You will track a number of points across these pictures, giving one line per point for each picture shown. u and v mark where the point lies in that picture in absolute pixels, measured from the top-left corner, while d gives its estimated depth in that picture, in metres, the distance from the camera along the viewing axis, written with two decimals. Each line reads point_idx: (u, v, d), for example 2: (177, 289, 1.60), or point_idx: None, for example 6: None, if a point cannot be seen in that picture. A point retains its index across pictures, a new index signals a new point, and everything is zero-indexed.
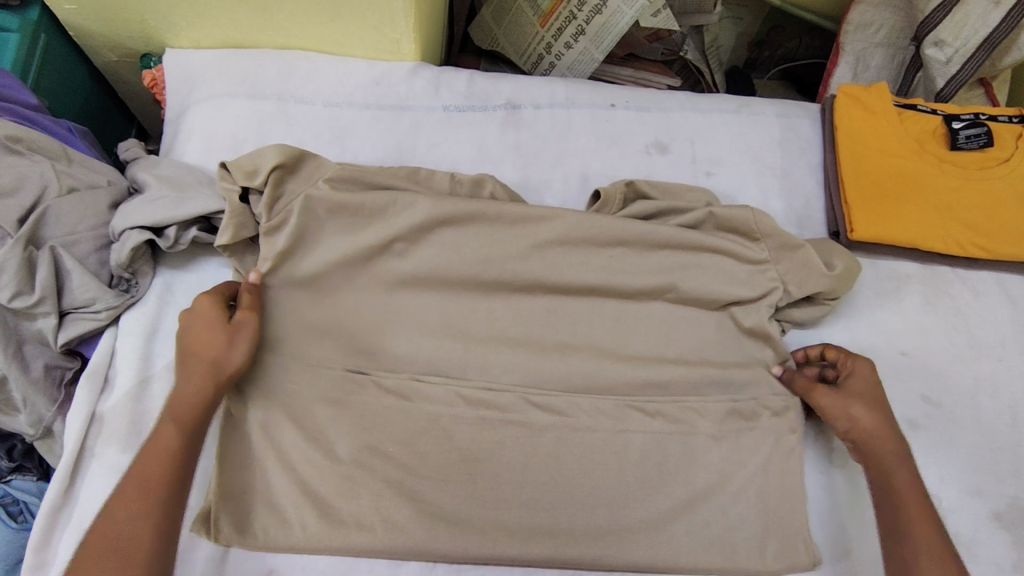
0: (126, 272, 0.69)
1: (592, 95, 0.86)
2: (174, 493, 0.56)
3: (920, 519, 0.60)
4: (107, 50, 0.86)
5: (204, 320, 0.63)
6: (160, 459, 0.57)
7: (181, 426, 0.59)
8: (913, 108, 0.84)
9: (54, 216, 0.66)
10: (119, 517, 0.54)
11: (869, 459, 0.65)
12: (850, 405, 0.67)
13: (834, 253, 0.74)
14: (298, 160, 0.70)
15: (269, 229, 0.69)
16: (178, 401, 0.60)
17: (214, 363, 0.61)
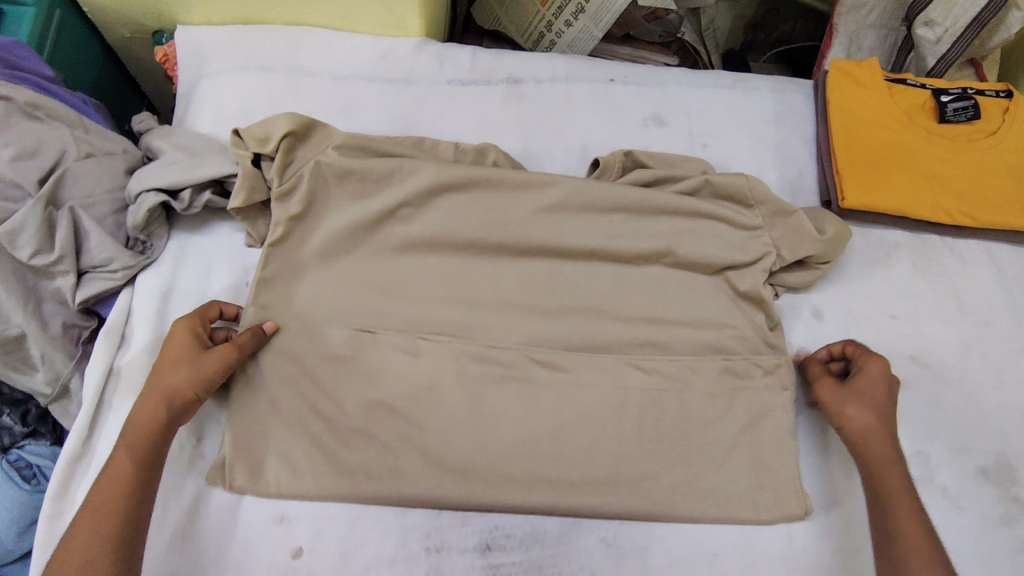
0: (142, 234, 0.71)
1: (593, 70, 0.88)
2: (127, 519, 0.55)
3: (910, 518, 0.60)
4: (121, 27, 0.89)
5: (172, 343, 0.63)
6: (108, 489, 0.56)
7: (133, 451, 0.58)
8: (903, 83, 0.87)
9: (72, 178, 0.69)
10: (69, 549, 0.53)
11: (860, 458, 0.66)
12: (847, 402, 0.68)
13: (826, 219, 0.77)
14: (308, 129, 0.73)
15: (280, 193, 0.71)
16: (132, 427, 0.59)
17: (170, 389, 0.61)
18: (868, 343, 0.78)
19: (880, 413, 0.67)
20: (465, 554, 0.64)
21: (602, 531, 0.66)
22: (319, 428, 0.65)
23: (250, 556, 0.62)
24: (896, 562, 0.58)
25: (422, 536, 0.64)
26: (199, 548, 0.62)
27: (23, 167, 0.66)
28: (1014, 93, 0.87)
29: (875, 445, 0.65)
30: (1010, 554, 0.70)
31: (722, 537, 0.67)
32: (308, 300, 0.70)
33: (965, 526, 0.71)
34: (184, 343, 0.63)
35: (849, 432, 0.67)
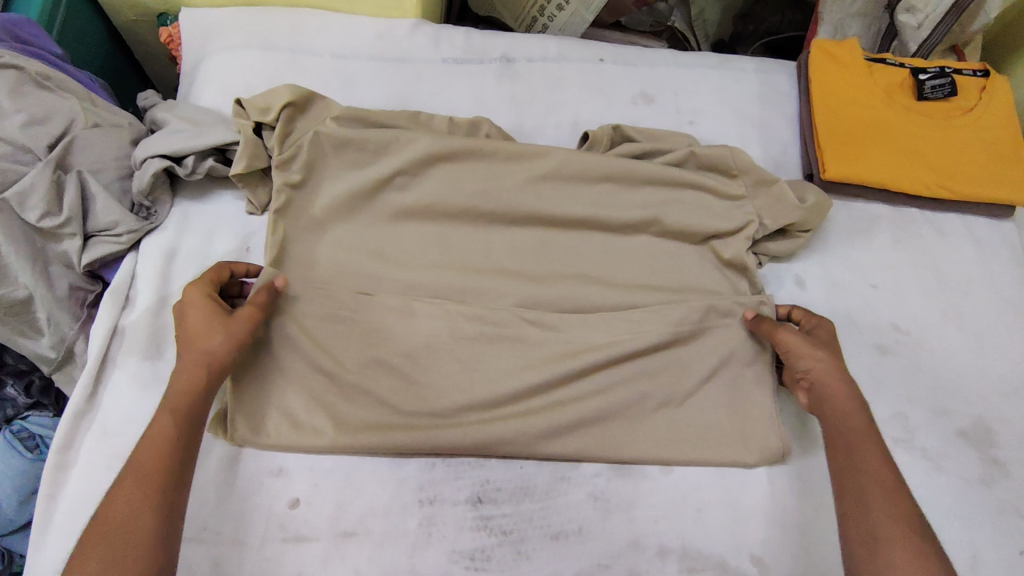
0: (146, 200, 0.74)
1: (583, 51, 0.92)
2: (172, 478, 0.54)
3: (872, 454, 0.60)
4: (128, 9, 0.92)
5: (199, 309, 0.62)
6: (153, 447, 0.55)
7: (174, 410, 0.57)
8: (882, 62, 0.90)
9: (80, 145, 0.72)
10: (117, 504, 0.52)
11: (821, 399, 0.65)
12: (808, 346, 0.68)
13: (807, 189, 0.80)
14: (308, 100, 0.76)
15: (280, 161, 0.73)
16: (171, 389, 0.59)
17: (205, 353, 0.60)
18: (850, 310, 0.80)
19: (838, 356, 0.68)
20: (457, 506, 0.66)
21: (590, 485, 0.68)
22: (318, 382, 0.68)
23: (247, 506, 0.64)
24: (863, 496, 0.57)
25: (415, 489, 0.66)
26: (198, 499, 0.63)
27: (34, 132, 0.69)
28: (990, 73, 0.90)
29: (837, 385, 0.65)
30: (990, 513, 0.72)
31: (708, 492, 0.69)
32: (307, 263, 0.72)
33: (946, 486, 0.72)
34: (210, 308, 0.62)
35: (811, 375, 0.67)
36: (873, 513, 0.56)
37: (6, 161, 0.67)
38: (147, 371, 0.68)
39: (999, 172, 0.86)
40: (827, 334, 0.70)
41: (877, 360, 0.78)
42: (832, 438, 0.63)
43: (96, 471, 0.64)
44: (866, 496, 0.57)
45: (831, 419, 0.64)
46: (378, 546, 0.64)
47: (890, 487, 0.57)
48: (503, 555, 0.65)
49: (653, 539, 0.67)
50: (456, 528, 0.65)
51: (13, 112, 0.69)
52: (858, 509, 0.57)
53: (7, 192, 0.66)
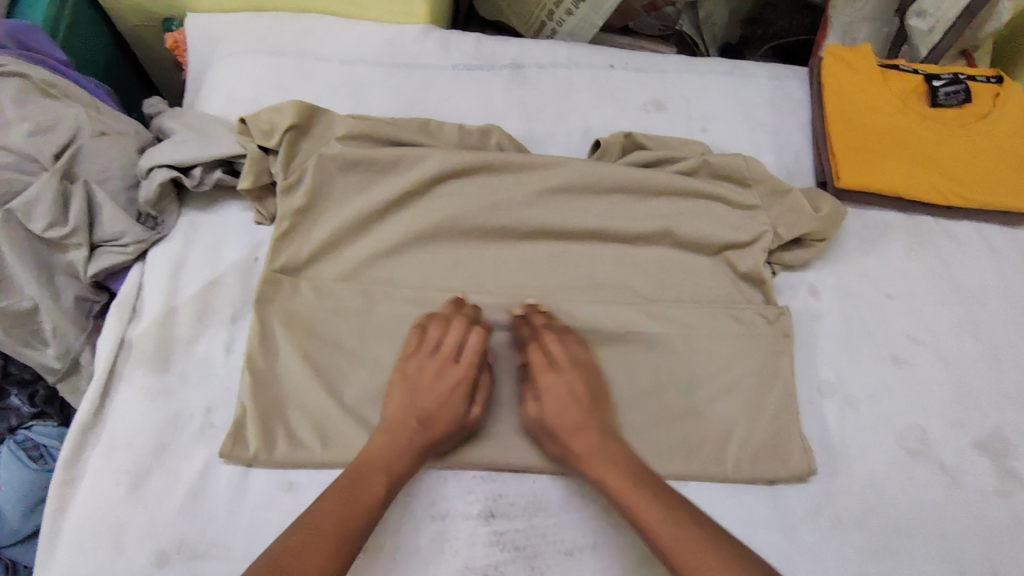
0: (153, 210, 0.73)
1: (593, 56, 0.91)
2: (371, 498, 0.59)
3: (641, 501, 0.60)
4: (132, 14, 0.91)
5: (436, 367, 0.65)
6: (381, 475, 0.60)
7: (390, 476, 0.61)
8: (895, 69, 0.90)
9: (87, 154, 0.71)
10: (320, 515, 0.57)
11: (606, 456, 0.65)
12: (543, 403, 0.65)
13: (821, 198, 0.80)
14: (310, 121, 0.74)
15: (284, 186, 0.72)
16: (441, 421, 0.64)
17: (449, 422, 0.64)
18: (864, 320, 0.79)
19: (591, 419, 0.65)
20: (469, 521, 0.65)
21: (604, 500, 0.67)
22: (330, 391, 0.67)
23: (256, 520, 0.63)
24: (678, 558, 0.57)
25: (427, 504, 0.65)
26: (207, 515, 0.62)
27: (39, 141, 0.68)
28: (1003, 79, 0.90)
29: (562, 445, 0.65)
30: (1007, 527, 0.71)
31: (724, 507, 0.68)
32: (316, 271, 0.72)
33: (962, 499, 0.72)
34: (448, 360, 0.66)
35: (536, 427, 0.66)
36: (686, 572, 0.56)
37: (11, 171, 0.67)
38: (156, 385, 0.66)
39: (1012, 180, 0.85)
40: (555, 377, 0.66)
41: (891, 370, 0.77)
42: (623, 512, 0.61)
43: (104, 487, 0.62)
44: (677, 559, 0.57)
45: (614, 487, 0.61)
46: (390, 562, 0.62)
47: (735, 559, 0.56)
48: (517, 571, 0.64)
49: None
50: (469, 544, 0.64)
51: (19, 121, 0.68)
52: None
53: (12, 203, 0.65)
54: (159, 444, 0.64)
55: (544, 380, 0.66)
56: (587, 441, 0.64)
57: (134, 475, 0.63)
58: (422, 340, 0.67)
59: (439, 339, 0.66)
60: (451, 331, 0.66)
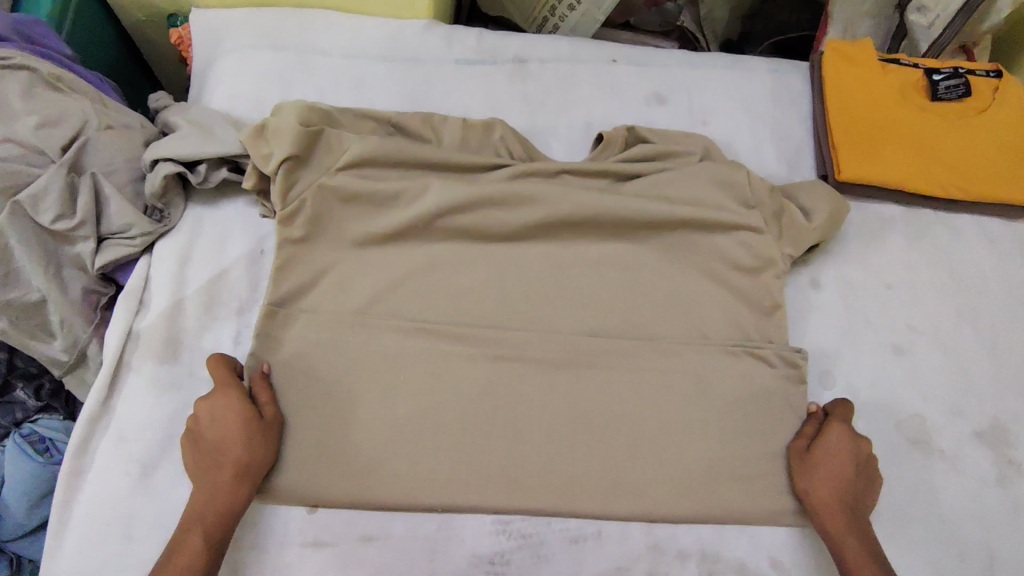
0: (159, 203, 0.73)
1: (595, 50, 0.92)
2: (189, 565, 0.55)
3: (864, 565, 0.60)
4: (137, 10, 0.93)
5: (200, 418, 0.61)
6: (182, 531, 0.57)
7: (208, 531, 0.57)
8: (896, 63, 0.89)
9: (94, 147, 0.71)
10: None
11: (821, 517, 0.64)
12: (818, 472, 0.66)
13: (821, 200, 0.79)
14: (309, 152, 0.72)
15: (285, 217, 0.71)
16: (228, 451, 0.60)
17: (243, 445, 0.60)
18: (865, 311, 0.80)
19: (846, 492, 0.65)
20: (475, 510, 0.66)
21: None
22: (336, 384, 0.67)
23: (266, 510, 0.64)
24: None
25: None
26: None
27: (46, 134, 0.68)
28: (1003, 73, 0.91)
29: (829, 512, 0.64)
30: (1006, 514, 0.72)
31: None
32: (320, 262, 0.72)
33: (963, 487, 0.72)
34: (228, 392, 0.62)
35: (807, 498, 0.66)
36: None
37: (20, 164, 0.67)
38: (165, 375, 0.67)
39: (1011, 173, 0.86)
40: (840, 445, 0.67)
41: (893, 362, 0.78)
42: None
43: (114, 475, 0.63)
44: None
45: (850, 553, 0.61)
46: (397, 550, 0.63)
47: None
48: (522, 559, 0.65)
49: (672, 542, 0.67)
50: (475, 532, 0.65)
51: (25, 114, 0.68)
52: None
53: (19, 195, 0.66)
54: (168, 435, 0.65)
55: (818, 457, 0.67)
56: (829, 514, 0.64)
57: (142, 465, 0.63)
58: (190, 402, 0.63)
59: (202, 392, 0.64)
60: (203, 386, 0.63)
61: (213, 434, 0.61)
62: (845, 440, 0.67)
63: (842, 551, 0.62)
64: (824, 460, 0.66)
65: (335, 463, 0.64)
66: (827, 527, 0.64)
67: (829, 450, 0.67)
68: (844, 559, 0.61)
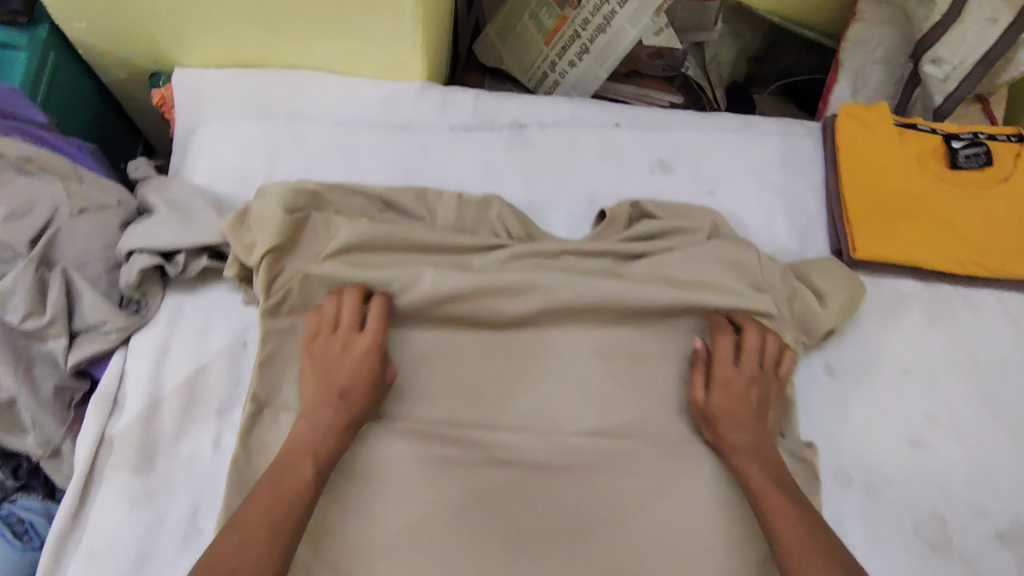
0: (135, 293, 0.69)
1: (598, 114, 0.87)
2: (297, 495, 0.56)
3: (777, 501, 0.61)
4: (117, 68, 0.89)
5: (334, 349, 0.64)
6: (298, 455, 0.59)
7: (323, 458, 0.59)
8: (913, 128, 0.85)
9: (65, 235, 0.67)
10: (254, 510, 0.55)
11: (729, 463, 0.66)
12: (717, 403, 0.67)
13: (835, 284, 0.76)
14: (294, 239, 0.69)
15: (269, 309, 0.67)
16: (357, 382, 0.63)
17: (371, 382, 0.64)
18: (881, 400, 0.76)
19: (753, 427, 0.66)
20: None
21: None
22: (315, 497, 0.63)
23: None
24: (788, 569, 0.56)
25: None
26: None
27: (14, 227, 0.65)
28: None
29: (735, 451, 0.65)
30: None
31: None
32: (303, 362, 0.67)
33: None
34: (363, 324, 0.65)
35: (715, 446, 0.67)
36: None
37: None
38: (139, 487, 0.63)
39: None
40: (736, 371, 0.68)
41: (909, 456, 0.74)
42: (756, 509, 0.62)
43: None
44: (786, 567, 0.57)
45: (762, 490, 0.62)
46: None
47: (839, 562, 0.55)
48: None
49: None
50: None
51: None
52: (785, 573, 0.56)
53: None
54: (141, 553, 0.61)
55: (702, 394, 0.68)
56: (731, 445, 0.66)
57: None
58: (320, 325, 0.66)
59: (335, 314, 0.66)
60: (336, 306, 0.66)
61: (343, 364, 0.64)
62: (738, 367, 0.69)
63: (748, 484, 0.63)
64: (726, 391, 0.68)
65: (335, 545, 0.61)
66: (730, 463, 0.65)
67: (727, 380, 0.68)
68: (750, 487, 0.63)
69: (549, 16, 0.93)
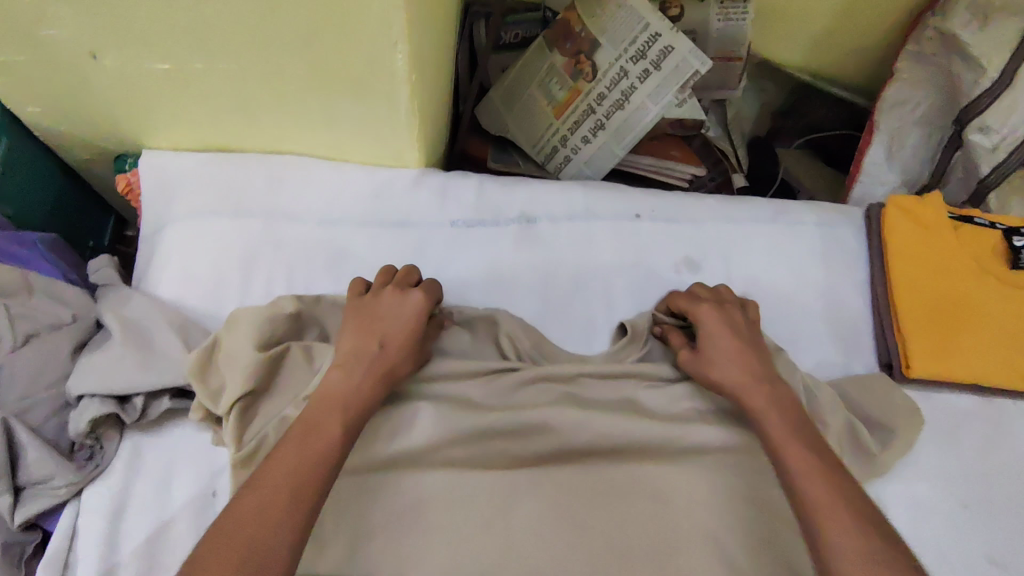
0: (89, 437, 0.61)
1: (615, 202, 0.78)
2: (330, 455, 0.51)
3: (795, 450, 0.54)
4: (79, 150, 0.79)
5: (376, 305, 0.62)
6: (333, 399, 0.55)
7: (356, 413, 0.55)
8: (968, 221, 0.76)
9: (8, 374, 0.59)
10: (279, 459, 0.50)
11: (737, 395, 0.60)
12: (718, 366, 0.62)
13: (885, 411, 0.68)
14: (270, 378, 0.60)
15: (241, 459, 0.56)
16: (395, 331, 0.60)
17: (407, 331, 0.61)
18: (941, 542, 0.67)
19: (763, 381, 0.60)
20: None
21: None
22: None
23: None
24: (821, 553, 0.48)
25: None
26: None
27: None
28: None
29: (746, 389, 0.59)
30: None
31: None
32: None
33: None
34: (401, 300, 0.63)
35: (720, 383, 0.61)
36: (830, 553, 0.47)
37: None
38: None
39: None
40: (729, 334, 0.64)
41: None
42: (773, 459, 0.55)
43: None
44: (818, 534, 0.49)
45: (794, 475, 0.53)
46: None
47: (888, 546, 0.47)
48: None
49: None
50: None
51: None
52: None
53: None
54: None
55: (713, 369, 0.62)
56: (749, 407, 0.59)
57: None
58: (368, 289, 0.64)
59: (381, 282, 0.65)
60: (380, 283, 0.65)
61: (378, 327, 0.60)
62: (727, 338, 0.63)
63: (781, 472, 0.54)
64: (720, 350, 0.63)
65: None
66: (742, 403, 0.59)
67: (721, 349, 0.63)
68: (762, 430, 0.57)
69: (561, 88, 0.85)
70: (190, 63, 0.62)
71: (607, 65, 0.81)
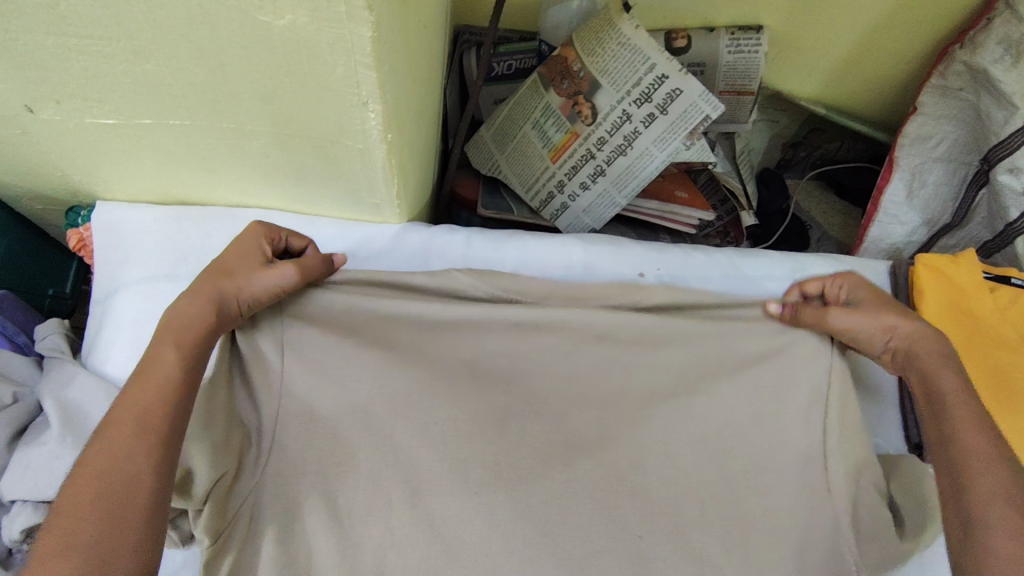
0: (24, 543, 0.56)
1: (618, 261, 0.70)
2: (168, 401, 0.46)
3: (969, 414, 0.50)
4: (29, 200, 0.72)
5: (229, 246, 0.56)
6: (169, 343, 0.49)
7: (190, 350, 0.49)
8: (1006, 280, 0.70)
9: None
10: (116, 415, 0.45)
11: (913, 362, 0.55)
12: (868, 323, 0.57)
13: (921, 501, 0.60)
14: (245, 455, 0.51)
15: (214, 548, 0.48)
16: (226, 266, 0.54)
17: (246, 263, 0.54)
18: None
19: (932, 341, 0.55)
20: None
21: None
22: None
23: None
24: (975, 512, 0.46)
25: None
26: None
27: None
28: None
29: (925, 349, 0.55)
30: None
31: None
32: None
33: None
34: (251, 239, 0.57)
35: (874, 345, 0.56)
36: (979, 506, 0.46)
37: None
38: None
39: None
40: (873, 289, 0.60)
41: None
42: (936, 416, 0.52)
43: None
44: (970, 488, 0.47)
45: (958, 433, 0.50)
46: None
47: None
48: None
49: None
50: None
51: None
52: (967, 554, 0.45)
53: None
54: None
55: (857, 325, 0.56)
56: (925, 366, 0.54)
57: None
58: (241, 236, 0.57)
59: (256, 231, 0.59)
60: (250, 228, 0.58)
61: (228, 264, 0.54)
62: (877, 291, 0.60)
63: (942, 417, 0.51)
64: (870, 306, 0.58)
65: None
66: (918, 365, 0.55)
67: (865, 298, 0.59)
68: (932, 389, 0.53)
69: (557, 130, 0.78)
70: (138, 120, 0.55)
71: (607, 108, 0.74)
